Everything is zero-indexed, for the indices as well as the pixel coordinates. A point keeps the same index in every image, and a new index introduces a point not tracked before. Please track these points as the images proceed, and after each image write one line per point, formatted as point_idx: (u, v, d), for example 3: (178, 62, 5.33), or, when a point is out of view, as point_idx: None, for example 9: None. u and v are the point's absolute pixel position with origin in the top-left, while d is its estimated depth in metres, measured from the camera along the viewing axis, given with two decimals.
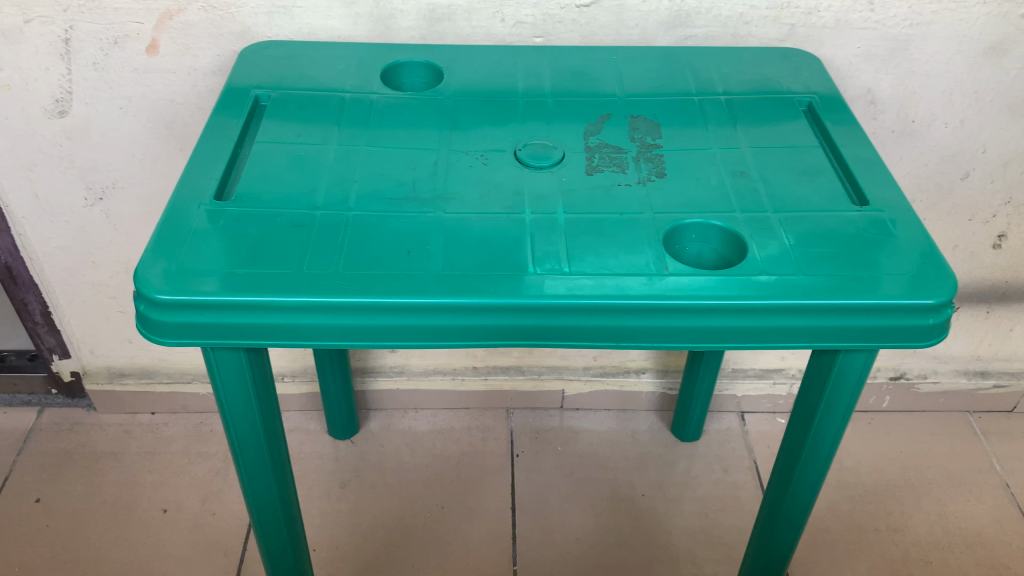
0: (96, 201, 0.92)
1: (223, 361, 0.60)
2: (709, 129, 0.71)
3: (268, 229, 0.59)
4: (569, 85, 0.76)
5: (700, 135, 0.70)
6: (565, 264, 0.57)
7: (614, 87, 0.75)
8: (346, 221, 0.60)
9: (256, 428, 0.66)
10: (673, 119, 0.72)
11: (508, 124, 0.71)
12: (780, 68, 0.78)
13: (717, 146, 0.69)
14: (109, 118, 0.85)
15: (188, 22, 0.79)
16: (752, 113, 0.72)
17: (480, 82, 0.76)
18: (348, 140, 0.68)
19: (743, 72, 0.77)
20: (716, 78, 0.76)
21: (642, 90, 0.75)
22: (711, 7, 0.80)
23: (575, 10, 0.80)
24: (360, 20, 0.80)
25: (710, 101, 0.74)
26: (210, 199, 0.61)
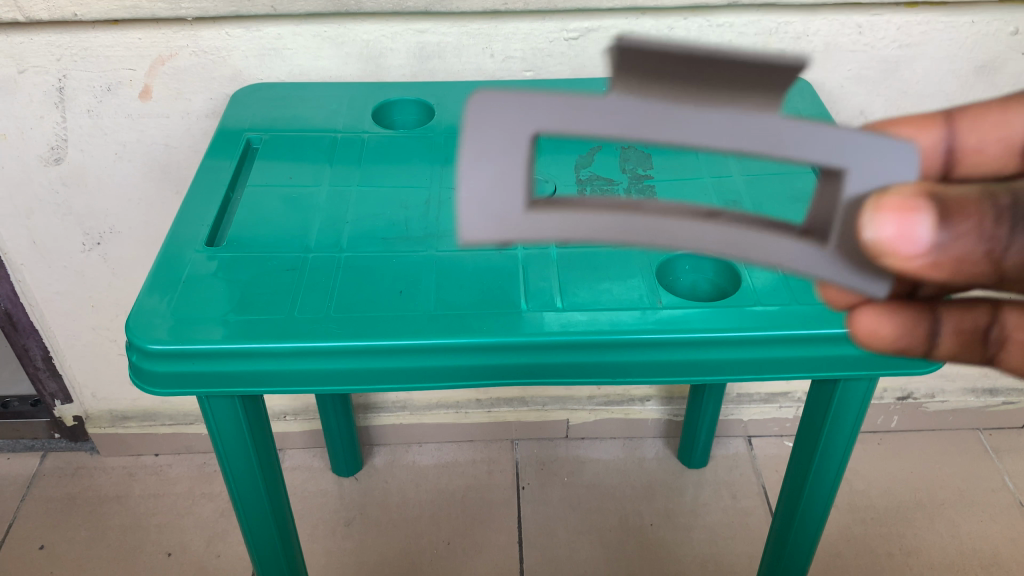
0: (94, 245, 0.92)
1: (217, 408, 0.60)
2: (701, 157, 0.71)
3: (260, 273, 0.59)
4: None
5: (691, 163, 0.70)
6: (559, 300, 0.57)
7: None
8: (338, 263, 0.60)
9: (255, 474, 0.66)
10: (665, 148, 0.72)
11: None
12: None
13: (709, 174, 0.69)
14: (105, 164, 0.85)
15: (180, 67, 0.79)
16: None
17: None
18: (340, 181, 0.68)
19: None
20: None
21: None
22: (700, 35, 0.79)
23: (564, 43, 0.79)
24: (350, 59, 0.80)
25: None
26: (203, 244, 0.61)
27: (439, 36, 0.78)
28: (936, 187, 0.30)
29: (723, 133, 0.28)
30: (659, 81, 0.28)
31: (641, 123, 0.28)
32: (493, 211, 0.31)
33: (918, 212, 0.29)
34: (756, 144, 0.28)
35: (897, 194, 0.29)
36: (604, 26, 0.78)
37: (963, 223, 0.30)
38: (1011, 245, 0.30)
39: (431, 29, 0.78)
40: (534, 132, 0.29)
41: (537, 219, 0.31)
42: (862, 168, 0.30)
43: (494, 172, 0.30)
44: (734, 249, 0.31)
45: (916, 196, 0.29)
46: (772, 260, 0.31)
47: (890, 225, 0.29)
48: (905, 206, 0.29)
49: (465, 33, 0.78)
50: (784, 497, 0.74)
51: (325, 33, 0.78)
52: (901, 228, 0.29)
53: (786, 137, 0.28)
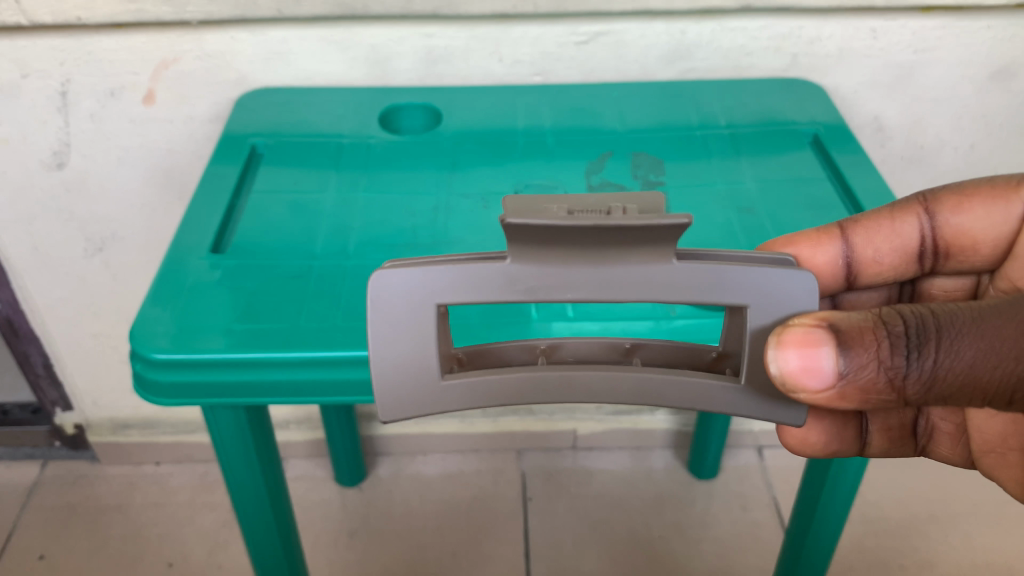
0: (96, 251, 0.91)
1: (222, 419, 0.58)
2: (712, 163, 0.70)
3: (265, 281, 0.57)
4: (569, 122, 0.75)
5: (703, 169, 0.69)
6: (571, 311, 0.56)
7: (615, 122, 0.74)
8: (346, 271, 0.58)
9: (258, 484, 0.64)
10: (677, 154, 0.71)
11: (507, 165, 0.70)
12: (783, 99, 0.77)
13: (722, 180, 0.68)
14: (107, 169, 0.84)
15: (184, 71, 0.78)
16: (757, 146, 0.72)
17: (480, 121, 0.75)
18: (346, 186, 0.67)
19: (746, 105, 0.77)
20: (719, 111, 0.75)
21: (644, 124, 0.74)
22: (711, 39, 0.78)
23: (573, 47, 0.78)
24: (356, 63, 0.78)
25: (715, 136, 0.73)
26: (207, 251, 0.60)
27: (446, 40, 0.77)
28: (833, 321, 0.41)
29: (602, 286, 0.40)
30: (552, 252, 0.39)
31: (542, 280, 0.40)
32: (410, 380, 0.43)
33: (818, 346, 0.40)
34: (629, 291, 0.40)
35: (796, 331, 0.40)
36: (614, 30, 0.77)
37: (860, 354, 0.40)
38: (909, 371, 0.40)
39: (439, 33, 0.77)
40: (436, 304, 0.41)
41: (450, 386, 0.43)
42: (763, 309, 0.41)
43: (408, 347, 0.42)
44: (658, 395, 0.43)
45: (814, 334, 0.40)
46: (712, 399, 0.43)
47: (795, 357, 0.40)
48: (803, 342, 0.39)
49: (473, 37, 0.77)
50: (797, 509, 0.73)
51: (331, 37, 0.77)
52: (803, 361, 0.39)
53: (656, 285, 0.40)
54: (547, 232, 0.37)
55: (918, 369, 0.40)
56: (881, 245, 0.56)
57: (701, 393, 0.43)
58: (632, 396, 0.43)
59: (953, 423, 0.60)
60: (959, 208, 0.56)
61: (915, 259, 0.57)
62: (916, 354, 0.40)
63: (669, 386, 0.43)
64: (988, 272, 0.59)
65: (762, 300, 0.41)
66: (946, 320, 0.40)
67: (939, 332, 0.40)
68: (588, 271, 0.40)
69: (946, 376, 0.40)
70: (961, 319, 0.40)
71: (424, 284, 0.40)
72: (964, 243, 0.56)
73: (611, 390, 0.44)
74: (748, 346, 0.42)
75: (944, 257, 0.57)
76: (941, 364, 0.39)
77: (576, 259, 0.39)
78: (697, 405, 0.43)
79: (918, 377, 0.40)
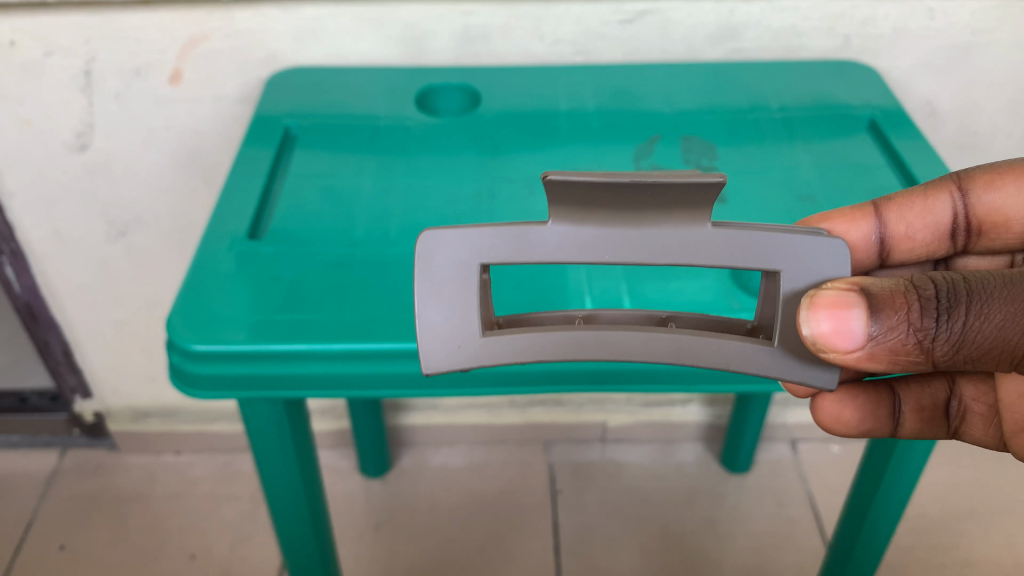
0: (118, 236, 0.89)
1: (260, 415, 0.56)
2: (766, 145, 0.68)
3: (304, 270, 0.54)
4: (612, 104, 0.72)
5: (758, 155, 0.66)
6: (627, 299, 0.54)
7: (661, 104, 0.72)
8: (387, 259, 0.56)
9: (294, 480, 0.62)
10: (726, 137, 0.68)
11: (551, 147, 0.68)
12: (835, 82, 0.74)
13: (778, 166, 0.65)
14: (132, 151, 0.82)
15: (213, 50, 0.75)
16: (812, 129, 0.69)
17: (521, 102, 0.72)
18: (385, 172, 0.65)
19: (797, 87, 0.74)
20: (770, 93, 0.73)
21: (691, 106, 0.72)
22: (760, 19, 0.75)
23: (617, 26, 0.75)
24: (391, 42, 0.75)
25: (765, 118, 0.70)
26: (243, 238, 0.57)
27: (485, 19, 0.74)
28: (863, 286, 0.40)
29: (637, 247, 0.40)
30: (589, 214, 0.39)
31: (578, 243, 0.40)
32: (451, 339, 0.42)
33: (847, 309, 0.39)
34: (664, 253, 0.39)
35: (827, 295, 0.39)
36: (660, 9, 0.73)
37: (890, 317, 0.40)
38: (938, 334, 0.39)
39: (477, 11, 0.73)
40: (483, 262, 0.41)
41: (491, 343, 0.42)
42: (797, 273, 0.41)
43: (449, 305, 0.42)
44: (692, 356, 0.42)
45: (844, 297, 0.39)
46: (743, 360, 0.42)
47: (827, 322, 0.39)
48: (834, 304, 0.39)
49: (512, 15, 0.73)
50: (848, 511, 0.71)
51: (365, 15, 0.73)
52: (835, 324, 0.39)
53: (688, 247, 0.39)
54: (583, 188, 0.37)
55: (947, 330, 0.39)
56: (914, 222, 0.55)
57: (733, 354, 0.42)
58: (664, 357, 0.42)
59: (986, 404, 0.55)
60: (991, 186, 0.54)
61: (947, 236, 0.56)
62: (946, 317, 0.39)
63: (703, 346, 0.42)
64: (1023, 251, 0.56)
65: (794, 263, 0.41)
66: (978, 283, 0.39)
67: (969, 295, 0.39)
68: (624, 234, 0.40)
69: (975, 339, 0.39)
70: (991, 282, 0.39)
71: (474, 242, 0.41)
72: (998, 220, 0.54)
73: (644, 351, 0.42)
74: (781, 311, 0.41)
75: (976, 235, 0.55)
76: (971, 326, 0.39)
77: (614, 223, 0.39)
78: (728, 366, 0.42)
79: (948, 340, 0.39)
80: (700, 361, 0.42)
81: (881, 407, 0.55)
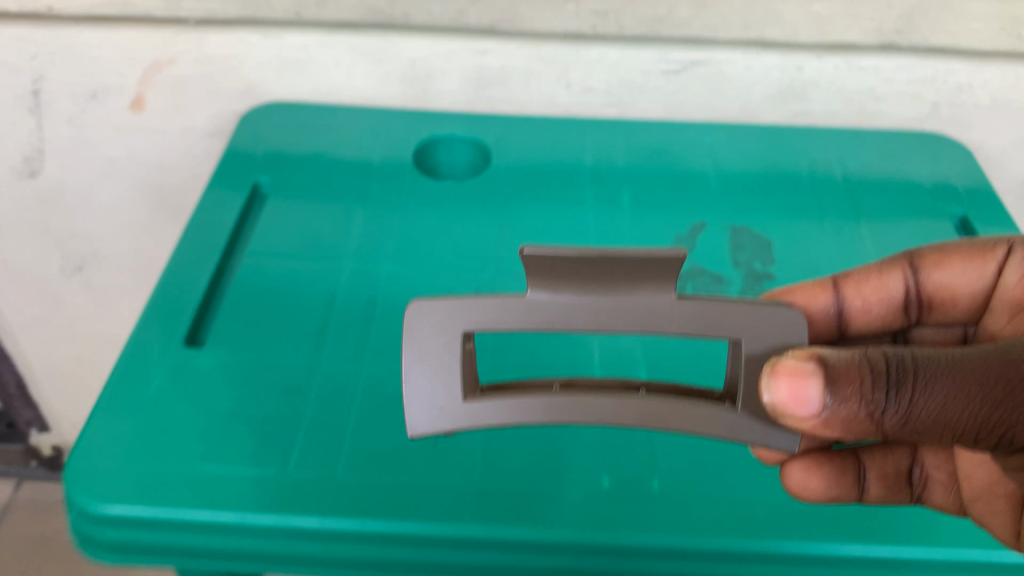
0: (74, 270, 0.78)
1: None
2: (824, 222, 0.58)
3: (249, 395, 0.44)
4: (645, 160, 0.63)
5: (815, 233, 0.57)
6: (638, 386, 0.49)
7: (705, 163, 0.63)
8: (352, 383, 0.45)
9: None
10: (772, 213, 0.59)
11: (573, 214, 0.58)
12: (911, 158, 0.64)
13: (841, 261, 0.55)
14: (89, 181, 0.71)
15: (182, 75, 0.63)
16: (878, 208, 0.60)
17: (541, 156, 0.62)
18: (368, 255, 0.54)
19: (865, 161, 0.64)
20: (833, 164, 0.63)
21: (736, 166, 0.63)
22: (834, 79, 0.61)
23: (661, 77, 0.62)
24: (391, 79, 0.63)
25: (827, 197, 0.60)
26: (181, 344, 0.46)
27: (503, 60, 0.61)
28: (823, 355, 0.33)
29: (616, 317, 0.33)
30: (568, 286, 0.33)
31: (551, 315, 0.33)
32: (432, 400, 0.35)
33: (809, 377, 0.33)
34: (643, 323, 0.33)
35: (789, 361, 0.33)
36: (714, 60, 0.60)
37: (845, 388, 0.33)
38: (887, 407, 0.32)
39: (495, 50, 0.60)
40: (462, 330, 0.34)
41: (475, 409, 0.35)
42: (767, 338, 0.35)
43: (435, 370, 0.35)
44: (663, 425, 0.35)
45: (807, 363, 0.33)
46: (712, 419, 0.35)
47: (786, 391, 0.33)
48: (798, 371, 0.33)
49: (537, 58, 0.61)
50: None
51: (361, 47, 0.61)
52: (796, 391, 0.33)
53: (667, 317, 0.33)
54: (562, 264, 0.32)
55: (896, 404, 0.32)
56: (870, 297, 0.47)
57: (702, 414, 0.35)
58: (624, 414, 0.35)
59: (946, 471, 0.42)
60: (945, 263, 0.46)
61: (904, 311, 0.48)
62: (894, 389, 0.32)
63: (669, 402, 0.35)
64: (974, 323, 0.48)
65: (774, 342, 0.35)
66: (933, 358, 0.33)
67: (919, 370, 0.32)
68: (605, 307, 0.33)
69: (922, 418, 0.32)
70: (947, 356, 0.33)
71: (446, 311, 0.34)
72: (950, 300, 0.46)
73: (605, 411, 0.35)
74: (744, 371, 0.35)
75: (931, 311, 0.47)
76: (917, 403, 0.32)
77: (595, 296, 0.33)
78: (698, 425, 0.35)
79: (895, 416, 0.32)
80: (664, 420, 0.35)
81: (847, 473, 0.40)
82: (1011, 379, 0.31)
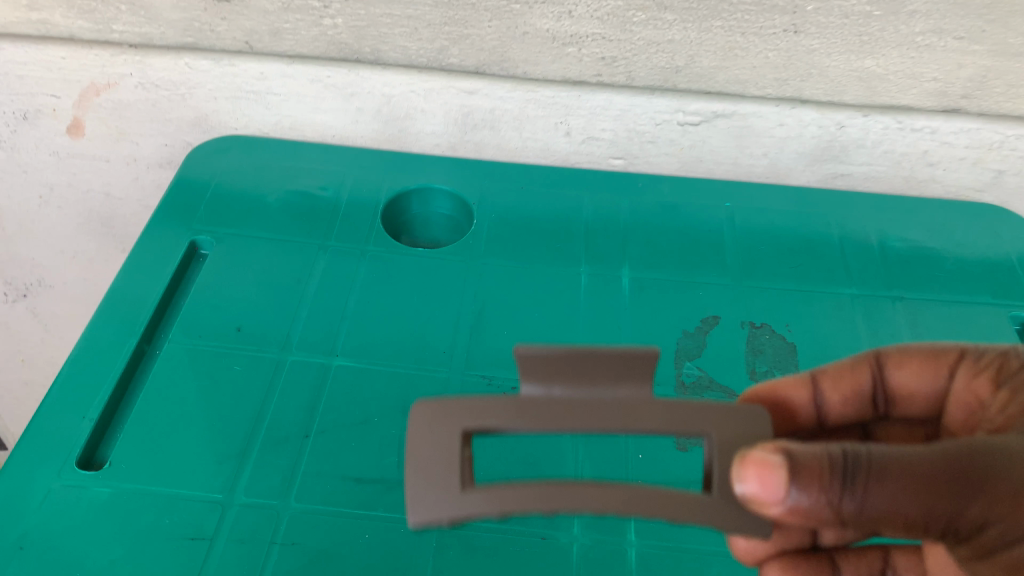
0: (19, 297, 0.71)
1: None
2: (855, 298, 0.50)
3: (145, 545, 0.36)
4: (654, 216, 0.54)
5: (844, 310, 0.49)
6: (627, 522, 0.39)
7: (721, 220, 0.54)
8: (270, 532, 0.37)
9: None
10: (795, 294, 0.50)
11: (563, 282, 0.50)
12: (964, 233, 0.55)
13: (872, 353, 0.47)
14: (27, 208, 0.63)
15: (122, 101, 0.54)
16: (918, 285, 0.51)
17: (531, 208, 0.54)
18: (312, 348, 0.45)
19: (908, 234, 0.54)
20: (870, 232, 0.54)
21: (758, 226, 0.54)
22: (882, 140, 0.52)
23: (677, 128, 0.52)
24: (362, 116, 0.54)
25: (861, 271, 0.52)
26: (74, 468, 0.39)
27: (493, 101, 0.51)
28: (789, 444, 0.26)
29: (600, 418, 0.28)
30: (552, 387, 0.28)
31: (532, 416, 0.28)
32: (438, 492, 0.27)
33: (776, 471, 0.25)
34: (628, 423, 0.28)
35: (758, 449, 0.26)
36: (741, 113, 0.50)
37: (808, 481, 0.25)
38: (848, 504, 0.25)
39: (483, 91, 0.51)
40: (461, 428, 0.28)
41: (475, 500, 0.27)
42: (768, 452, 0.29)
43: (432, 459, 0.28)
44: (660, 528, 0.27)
45: (776, 448, 0.26)
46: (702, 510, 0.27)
47: (755, 482, 0.26)
48: (764, 462, 0.25)
49: (532, 101, 0.51)
50: None
51: (326, 79, 0.51)
52: (759, 484, 0.25)
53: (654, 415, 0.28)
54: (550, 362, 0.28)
55: (858, 500, 0.24)
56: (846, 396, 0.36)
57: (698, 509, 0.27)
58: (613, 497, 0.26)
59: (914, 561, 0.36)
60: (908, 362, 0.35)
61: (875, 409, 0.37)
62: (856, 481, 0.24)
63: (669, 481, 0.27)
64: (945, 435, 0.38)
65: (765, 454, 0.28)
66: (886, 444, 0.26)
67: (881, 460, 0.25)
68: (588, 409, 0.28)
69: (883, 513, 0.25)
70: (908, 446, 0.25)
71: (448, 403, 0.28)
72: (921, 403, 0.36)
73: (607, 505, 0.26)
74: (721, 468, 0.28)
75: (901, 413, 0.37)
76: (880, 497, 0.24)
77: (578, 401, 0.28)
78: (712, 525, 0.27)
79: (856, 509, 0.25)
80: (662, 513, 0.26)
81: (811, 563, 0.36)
82: (975, 467, 0.25)
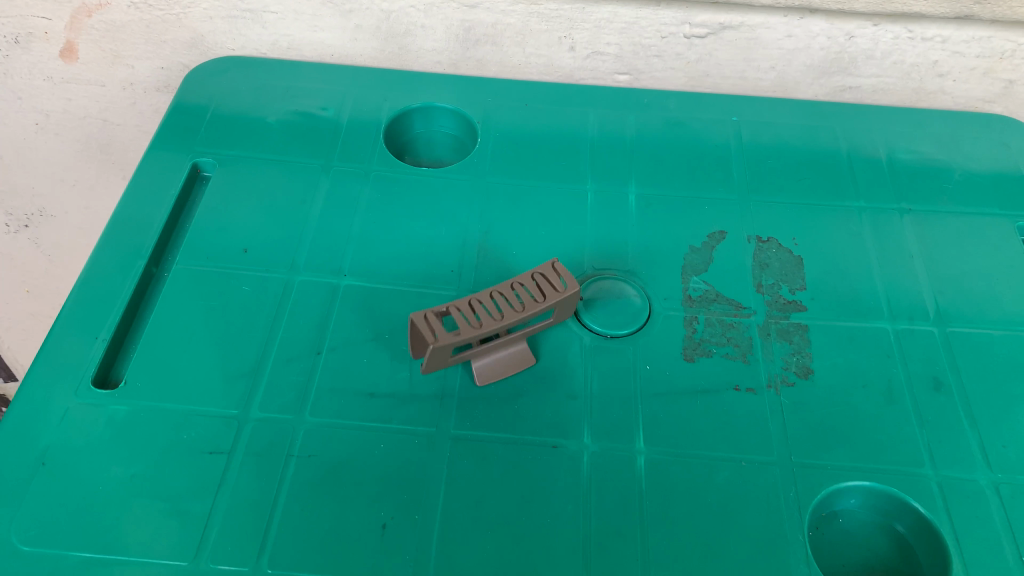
0: (20, 227, 0.72)
1: None
2: (862, 210, 0.50)
3: (165, 459, 0.37)
4: (658, 130, 0.54)
5: (850, 221, 0.49)
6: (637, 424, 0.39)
7: (727, 134, 0.54)
8: (287, 444, 0.38)
9: None
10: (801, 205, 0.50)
11: (569, 198, 0.49)
12: (970, 143, 0.54)
13: (877, 256, 0.47)
14: (24, 136, 0.62)
15: (115, 22, 0.53)
16: (926, 194, 0.51)
17: (534, 124, 0.54)
18: (320, 267, 0.45)
19: (915, 144, 0.54)
20: (876, 143, 0.54)
21: (764, 140, 0.53)
22: (891, 50, 0.51)
23: (682, 41, 0.52)
24: (362, 34, 0.53)
25: (867, 183, 0.51)
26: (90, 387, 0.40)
27: (495, 14, 0.51)
28: None
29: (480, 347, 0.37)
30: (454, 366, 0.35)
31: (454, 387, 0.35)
32: None
33: None
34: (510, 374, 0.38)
35: None
36: (747, 24, 0.50)
37: None
38: None
39: (485, 4, 0.50)
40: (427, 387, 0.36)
41: None
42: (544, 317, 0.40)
43: None
44: None
45: None
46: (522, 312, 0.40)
47: None
48: None
49: (534, 14, 0.51)
50: None
51: None
52: None
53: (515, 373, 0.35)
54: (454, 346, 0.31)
55: None
56: None
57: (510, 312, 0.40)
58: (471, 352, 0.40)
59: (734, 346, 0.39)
60: None
61: None
62: None
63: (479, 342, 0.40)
64: None
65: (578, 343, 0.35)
66: None
67: None
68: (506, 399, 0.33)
69: None
70: None
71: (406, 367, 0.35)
72: None
73: None
74: None
75: None
76: None
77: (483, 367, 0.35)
78: None
79: None
80: (485, 319, 0.39)
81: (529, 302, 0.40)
82: None
